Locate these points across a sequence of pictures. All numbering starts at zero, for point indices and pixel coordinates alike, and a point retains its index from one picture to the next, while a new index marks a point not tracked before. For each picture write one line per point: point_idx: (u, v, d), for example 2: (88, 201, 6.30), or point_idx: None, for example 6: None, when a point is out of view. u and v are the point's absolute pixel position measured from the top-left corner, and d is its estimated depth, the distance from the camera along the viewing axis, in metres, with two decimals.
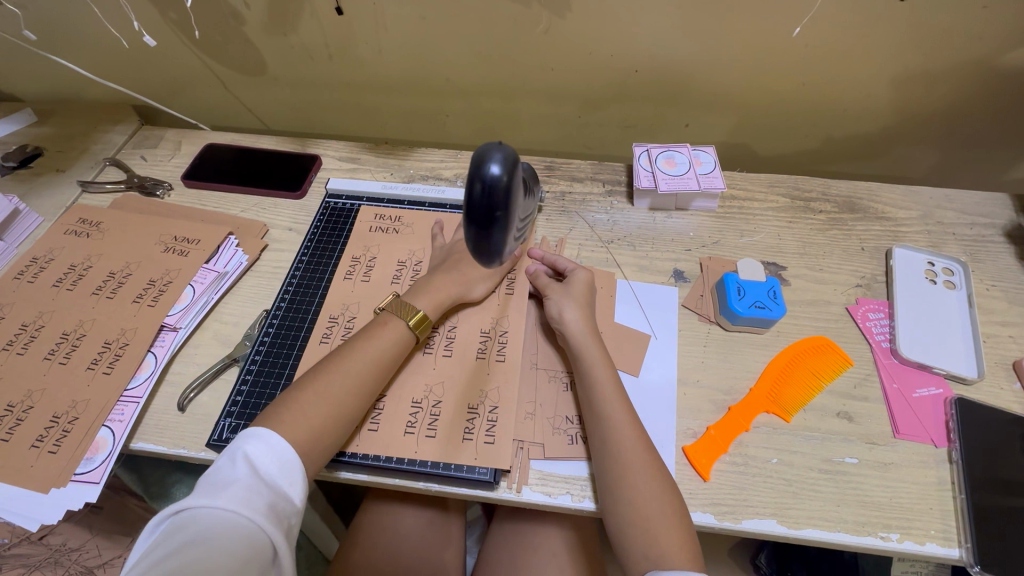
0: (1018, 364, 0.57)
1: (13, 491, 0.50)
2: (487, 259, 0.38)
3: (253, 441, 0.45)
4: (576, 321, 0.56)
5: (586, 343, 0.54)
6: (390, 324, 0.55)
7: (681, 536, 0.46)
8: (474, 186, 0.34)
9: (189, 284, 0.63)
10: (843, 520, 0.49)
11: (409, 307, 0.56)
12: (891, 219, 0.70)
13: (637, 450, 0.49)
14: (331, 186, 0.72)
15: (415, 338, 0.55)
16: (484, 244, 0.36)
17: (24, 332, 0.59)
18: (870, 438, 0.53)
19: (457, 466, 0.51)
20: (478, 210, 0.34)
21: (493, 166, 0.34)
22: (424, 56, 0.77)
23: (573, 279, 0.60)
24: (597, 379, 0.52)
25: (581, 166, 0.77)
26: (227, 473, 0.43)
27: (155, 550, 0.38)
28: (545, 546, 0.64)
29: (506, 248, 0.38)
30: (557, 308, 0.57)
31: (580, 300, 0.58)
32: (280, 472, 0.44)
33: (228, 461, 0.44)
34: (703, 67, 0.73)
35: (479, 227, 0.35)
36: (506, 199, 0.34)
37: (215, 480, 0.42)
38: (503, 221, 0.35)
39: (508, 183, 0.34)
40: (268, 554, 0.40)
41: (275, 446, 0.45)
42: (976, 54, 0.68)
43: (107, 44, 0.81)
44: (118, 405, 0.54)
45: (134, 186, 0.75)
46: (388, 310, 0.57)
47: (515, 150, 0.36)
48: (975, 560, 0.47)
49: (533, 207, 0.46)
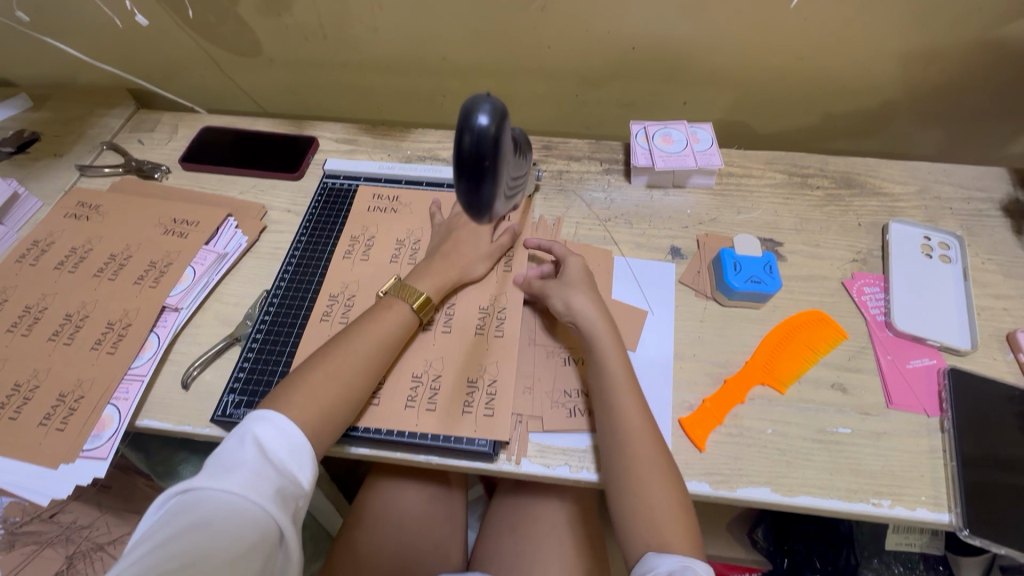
0: (1012, 336, 0.58)
1: (23, 467, 0.51)
2: (476, 214, 0.37)
3: (265, 424, 0.45)
4: (591, 312, 0.55)
5: (601, 334, 0.54)
6: (393, 306, 0.56)
7: (676, 504, 0.47)
8: (463, 138, 0.34)
9: (189, 265, 0.63)
10: (835, 488, 0.50)
11: (412, 289, 0.57)
12: (888, 194, 0.70)
13: (641, 428, 0.49)
14: (328, 167, 0.72)
15: (417, 320, 0.56)
16: (474, 197, 0.36)
17: (27, 314, 0.60)
18: (864, 408, 0.54)
19: (457, 438, 0.52)
20: (467, 161, 0.34)
21: (481, 117, 0.34)
22: (419, 35, 0.76)
23: (569, 270, 0.59)
24: (608, 366, 0.52)
25: (578, 145, 0.77)
26: (237, 455, 0.43)
27: (161, 528, 0.39)
28: (545, 518, 0.65)
29: (495, 203, 0.38)
30: (562, 302, 0.56)
31: (585, 288, 0.57)
32: (289, 456, 0.45)
33: (236, 443, 0.44)
34: (701, 43, 0.73)
35: (469, 179, 0.35)
36: (494, 149, 0.34)
37: (223, 462, 0.43)
38: (492, 173, 0.35)
39: (496, 134, 0.34)
40: (275, 538, 0.41)
41: (284, 429, 0.46)
42: (977, 25, 0.67)
43: (100, 27, 0.80)
44: (122, 383, 0.55)
45: (132, 169, 0.75)
46: (391, 293, 0.57)
47: (504, 104, 0.36)
48: (964, 524, 0.48)
49: (524, 172, 0.47)
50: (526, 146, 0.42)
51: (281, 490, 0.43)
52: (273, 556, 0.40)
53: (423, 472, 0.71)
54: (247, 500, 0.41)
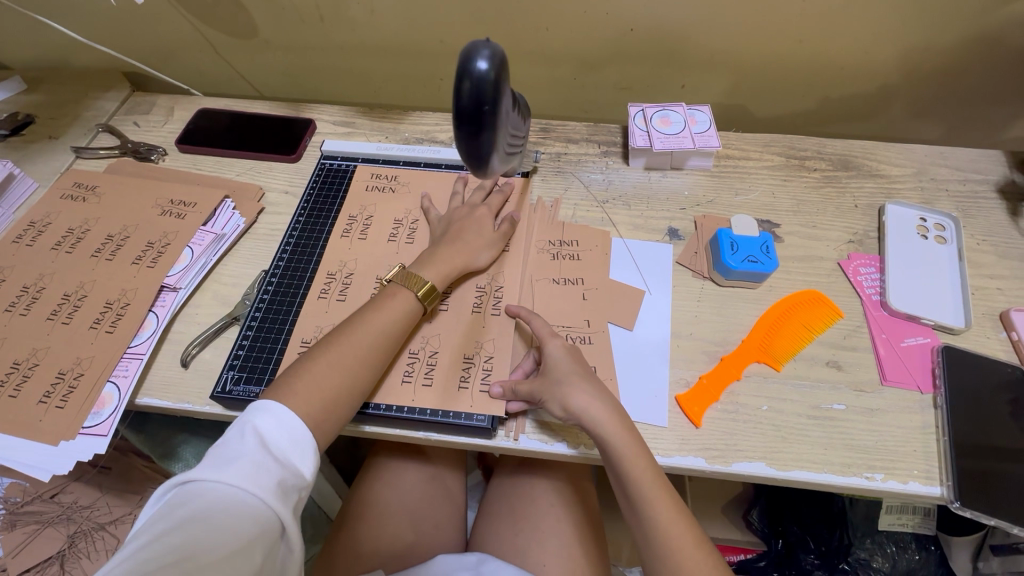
0: (1006, 315, 0.59)
1: (24, 443, 0.51)
2: (476, 159, 0.40)
3: (264, 416, 0.45)
4: (601, 413, 0.48)
5: (613, 432, 0.48)
6: (398, 294, 0.55)
7: (670, 502, 0.47)
8: (463, 83, 0.36)
9: (187, 246, 0.63)
10: (829, 462, 0.51)
11: (416, 276, 0.56)
12: (885, 176, 0.71)
13: (644, 464, 0.47)
14: (326, 148, 0.72)
15: (423, 308, 0.55)
16: (474, 143, 0.39)
17: (25, 294, 0.60)
18: (858, 385, 0.55)
19: (455, 413, 0.52)
20: (466, 107, 0.36)
21: (481, 63, 0.36)
22: (417, 17, 0.76)
23: (551, 362, 0.51)
24: (625, 454, 0.47)
25: (576, 127, 0.77)
26: (236, 447, 0.43)
27: (160, 520, 0.38)
28: (543, 497, 0.66)
29: (494, 150, 0.40)
30: (560, 406, 0.49)
31: (580, 378, 0.50)
32: (291, 448, 0.45)
33: (237, 434, 0.44)
34: (699, 25, 0.72)
35: (468, 123, 0.37)
36: (494, 94, 0.36)
37: (223, 454, 0.42)
38: (491, 118, 0.37)
39: (496, 80, 0.36)
40: (275, 532, 0.41)
41: (286, 420, 0.45)
42: (975, 8, 0.67)
43: (93, 8, 0.79)
44: (121, 362, 0.55)
45: (129, 151, 0.75)
46: (395, 282, 0.56)
47: (503, 51, 0.38)
48: (956, 496, 0.49)
49: (524, 130, 0.49)
50: (525, 101, 0.45)
51: (284, 482, 0.42)
52: (274, 549, 0.40)
53: (422, 452, 0.71)
54: (250, 493, 0.40)
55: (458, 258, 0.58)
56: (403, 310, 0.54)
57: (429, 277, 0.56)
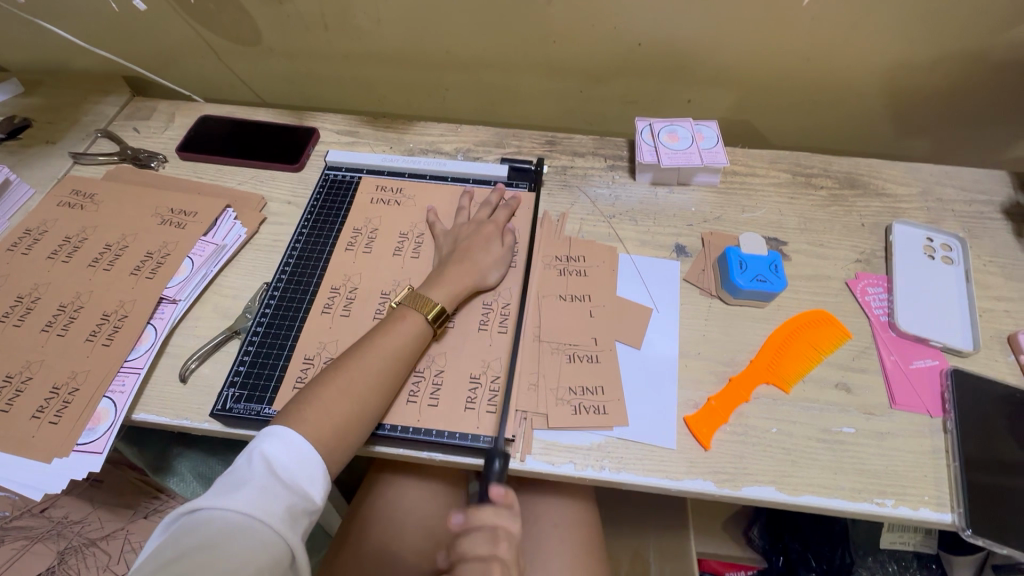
0: (1014, 338, 0.58)
1: (14, 460, 0.49)
2: None
3: (273, 440, 0.45)
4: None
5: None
6: (407, 317, 0.54)
7: None
8: None
9: (187, 257, 0.62)
10: (839, 487, 0.50)
11: (425, 297, 0.55)
12: (891, 195, 0.70)
13: None
14: (330, 158, 0.71)
15: (432, 330, 0.54)
16: None
17: (20, 304, 0.58)
18: (868, 408, 0.54)
19: (462, 434, 0.51)
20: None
21: None
22: (424, 26, 0.75)
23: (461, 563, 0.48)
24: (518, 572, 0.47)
25: (582, 141, 0.76)
26: (245, 473, 0.42)
27: (167, 549, 0.37)
28: (548, 517, 0.64)
29: None
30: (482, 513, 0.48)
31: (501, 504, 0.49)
32: (299, 472, 0.44)
33: (245, 461, 0.43)
34: (705, 41, 0.72)
35: None
36: None
37: (232, 479, 0.42)
38: None
39: None
40: (285, 557, 0.40)
41: (292, 442, 0.45)
42: (981, 30, 0.68)
43: (95, 12, 0.78)
44: (118, 376, 0.54)
45: (128, 158, 0.73)
46: (405, 303, 0.55)
47: None
48: (967, 524, 0.48)
49: None
50: None
51: (293, 507, 0.42)
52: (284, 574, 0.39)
53: (424, 469, 0.70)
54: (259, 518, 0.40)
55: (465, 276, 0.58)
56: (410, 327, 0.53)
57: (436, 294, 0.55)
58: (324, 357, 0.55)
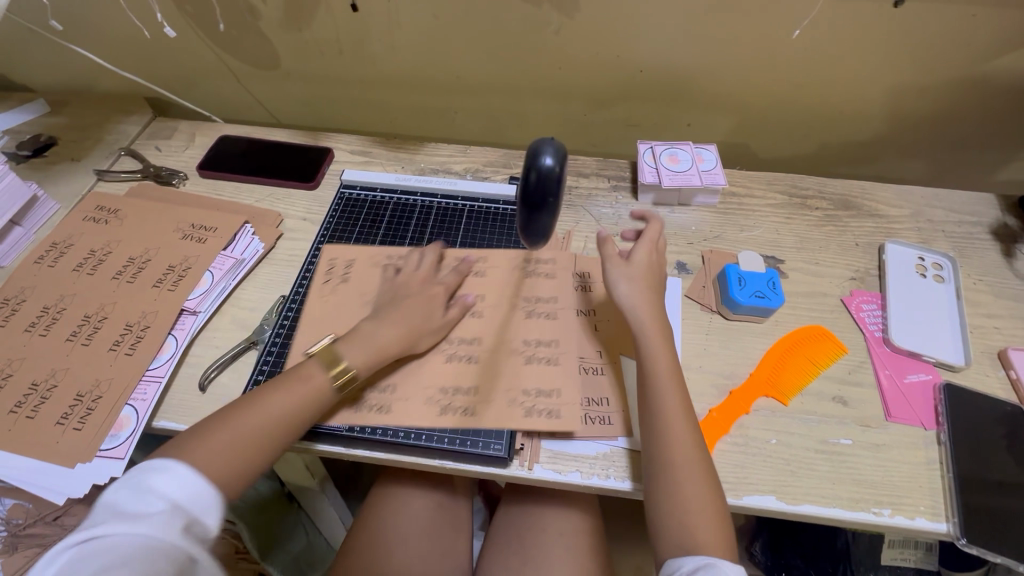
0: (1003, 353, 0.61)
1: (40, 466, 0.51)
2: (533, 239, 0.44)
3: (158, 474, 0.42)
4: (649, 322, 0.55)
5: (640, 272, 0.58)
6: (312, 377, 0.52)
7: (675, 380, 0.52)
8: (529, 175, 0.40)
9: (207, 270, 0.65)
10: (837, 496, 0.51)
11: (335, 354, 0.53)
12: (884, 216, 0.73)
13: (665, 366, 0.53)
14: (345, 177, 0.74)
15: (339, 391, 0.53)
16: (533, 225, 0.42)
17: (45, 314, 0.60)
18: (864, 421, 0.56)
19: (471, 442, 0.53)
20: (533, 198, 0.40)
21: (546, 159, 0.40)
22: (436, 54, 0.79)
23: (625, 305, 0.56)
24: (657, 355, 0.53)
25: (587, 162, 0.79)
26: (136, 502, 0.40)
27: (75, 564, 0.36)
28: (552, 527, 0.66)
29: (550, 231, 0.44)
30: (617, 283, 0.57)
31: (640, 276, 0.57)
32: (192, 501, 0.42)
33: (128, 488, 0.41)
34: (703, 69, 0.76)
35: (530, 209, 0.41)
36: (556, 187, 0.40)
37: (122, 504, 0.40)
38: (552, 206, 0.41)
39: (559, 174, 0.40)
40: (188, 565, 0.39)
41: (183, 478, 0.43)
42: (965, 60, 0.71)
43: (123, 36, 0.83)
44: (140, 384, 0.56)
45: (150, 175, 0.76)
46: (315, 358, 0.54)
47: (564, 147, 0.42)
48: (961, 533, 0.50)
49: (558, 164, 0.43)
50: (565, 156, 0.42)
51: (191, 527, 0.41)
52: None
53: (430, 478, 0.72)
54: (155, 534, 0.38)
55: (413, 316, 0.57)
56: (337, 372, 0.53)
57: (348, 355, 0.53)
58: None
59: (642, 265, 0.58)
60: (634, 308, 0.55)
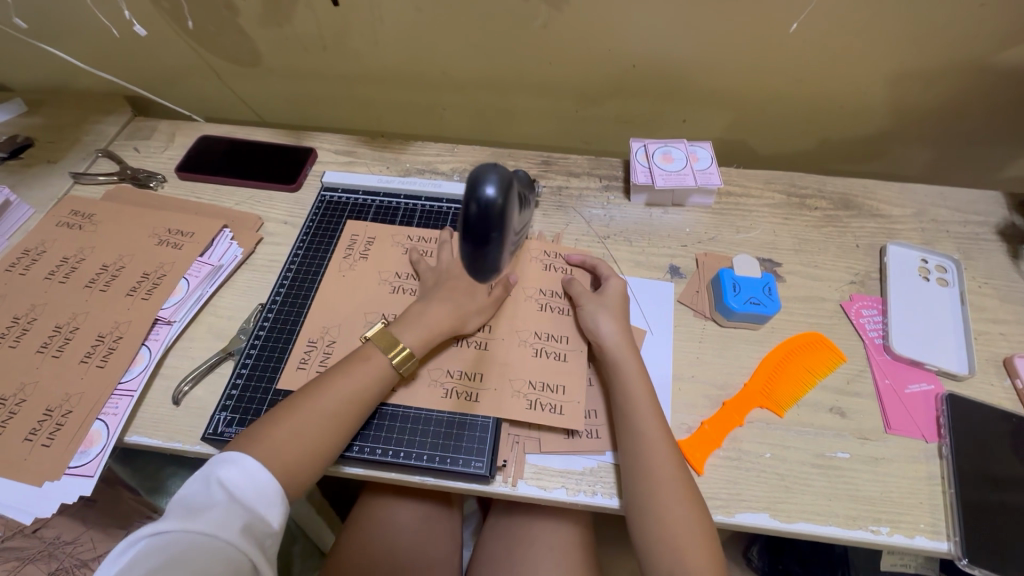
0: (1009, 361, 0.58)
1: (7, 485, 0.49)
2: (482, 276, 0.39)
3: (228, 465, 0.44)
4: (628, 356, 0.54)
5: (614, 308, 0.57)
6: (371, 357, 0.52)
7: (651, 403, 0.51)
8: (469, 207, 0.34)
9: (183, 277, 0.63)
10: (834, 514, 0.49)
11: (392, 337, 0.53)
12: (886, 216, 0.71)
13: (640, 388, 0.52)
14: (326, 179, 0.71)
15: (397, 373, 0.52)
16: (479, 262, 0.37)
17: (16, 325, 0.59)
18: (862, 433, 0.54)
19: (452, 460, 0.51)
20: (475, 229, 0.35)
21: (488, 188, 0.34)
22: (421, 49, 0.76)
23: (607, 342, 0.55)
24: (638, 381, 0.52)
25: (578, 161, 0.76)
26: (203, 499, 0.42)
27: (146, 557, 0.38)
28: (540, 540, 0.64)
29: (501, 264, 0.38)
30: (592, 318, 0.57)
31: (613, 308, 0.57)
32: (257, 496, 0.43)
33: (200, 479, 0.43)
34: (699, 63, 0.73)
35: (474, 246, 0.36)
36: (501, 220, 0.35)
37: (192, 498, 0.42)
38: (498, 240, 0.36)
39: (503, 205, 0.34)
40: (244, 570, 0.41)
41: (250, 470, 0.44)
42: (973, 51, 0.68)
43: (99, 34, 0.80)
44: (112, 398, 0.54)
45: (127, 178, 0.74)
46: (372, 341, 0.54)
47: (510, 169, 0.36)
48: (963, 553, 0.48)
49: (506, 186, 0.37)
50: (510, 181, 0.35)
51: (251, 526, 0.42)
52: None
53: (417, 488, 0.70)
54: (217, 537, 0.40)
55: (460, 297, 0.57)
56: (375, 366, 0.52)
57: (404, 337, 0.53)
58: (327, 341, 0.58)
59: (615, 298, 0.58)
60: (610, 341, 0.55)
